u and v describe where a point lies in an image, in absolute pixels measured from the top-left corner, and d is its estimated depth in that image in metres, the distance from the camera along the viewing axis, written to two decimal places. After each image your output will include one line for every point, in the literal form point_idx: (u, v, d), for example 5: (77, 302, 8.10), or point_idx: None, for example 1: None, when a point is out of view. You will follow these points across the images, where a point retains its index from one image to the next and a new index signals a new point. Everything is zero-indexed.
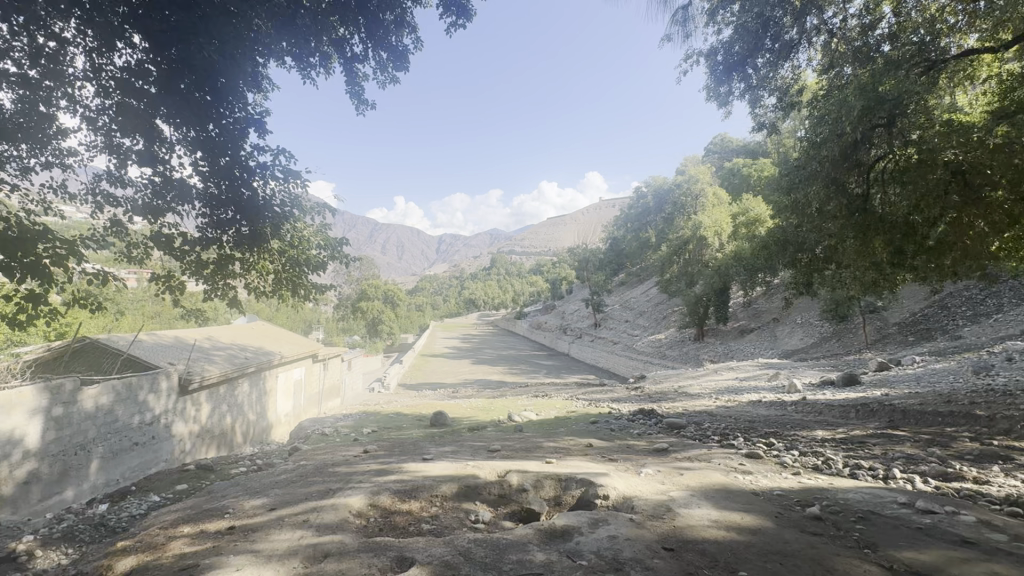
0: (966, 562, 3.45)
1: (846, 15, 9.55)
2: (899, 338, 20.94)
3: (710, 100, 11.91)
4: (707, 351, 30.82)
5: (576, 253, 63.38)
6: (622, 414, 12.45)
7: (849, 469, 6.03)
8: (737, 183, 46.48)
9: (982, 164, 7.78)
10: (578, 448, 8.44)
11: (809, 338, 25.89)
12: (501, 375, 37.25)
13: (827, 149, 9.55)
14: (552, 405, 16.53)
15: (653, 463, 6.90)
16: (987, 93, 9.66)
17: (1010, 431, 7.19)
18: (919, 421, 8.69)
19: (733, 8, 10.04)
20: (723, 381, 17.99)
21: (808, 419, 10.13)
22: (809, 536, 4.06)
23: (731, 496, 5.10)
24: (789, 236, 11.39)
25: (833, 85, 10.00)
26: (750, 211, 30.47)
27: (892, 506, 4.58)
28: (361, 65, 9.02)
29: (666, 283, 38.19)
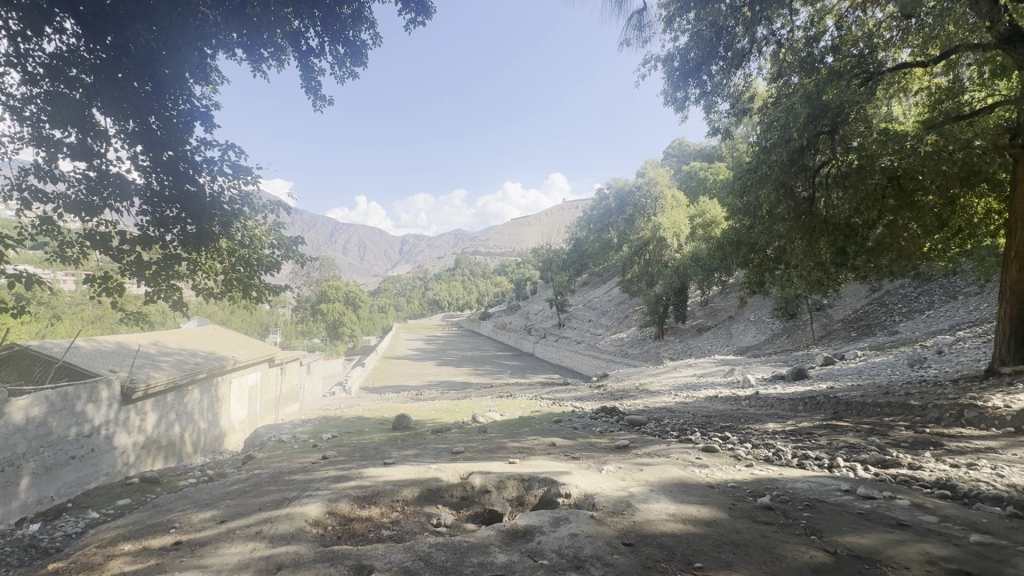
0: (901, 544, 3.67)
1: (793, 27, 10.01)
2: (843, 333, 22.18)
3: (667, 105, 12.22)
4: (667, 349, 31.70)
5: (540, 254, 63.90)
6: (585, 412, 12.62)
7: (797, 459, 6.32)
8: (694, 186, 48.00)
9: (914, 171, 8.96)
10: (541, 448, 8.49)
11: (762, 335, 27.07)
12: (467, 376, 37.01)
13: (776, 155, 9.87)
14: (516, 405, 16.57)
15: (614, 460, 7.03)
16: (918, 105, 10.42)
17: (941, 420, 7.72)
18: (860, 411, 9.23)
19: (689, 15, 10.34)
20: (681, 377, 18.54)
21: (760, 412, 10.58)
22: (760, 525, 4.22)
23: (687, 489, 5.25)
24: (742, 237, 11.83)
25: (783, 93, 10.43)
26: (706, 213, 31.55)
27: (836, 493, 4.83)
28: (317, 59, 8.75)
29: (627, 283, 38.97)
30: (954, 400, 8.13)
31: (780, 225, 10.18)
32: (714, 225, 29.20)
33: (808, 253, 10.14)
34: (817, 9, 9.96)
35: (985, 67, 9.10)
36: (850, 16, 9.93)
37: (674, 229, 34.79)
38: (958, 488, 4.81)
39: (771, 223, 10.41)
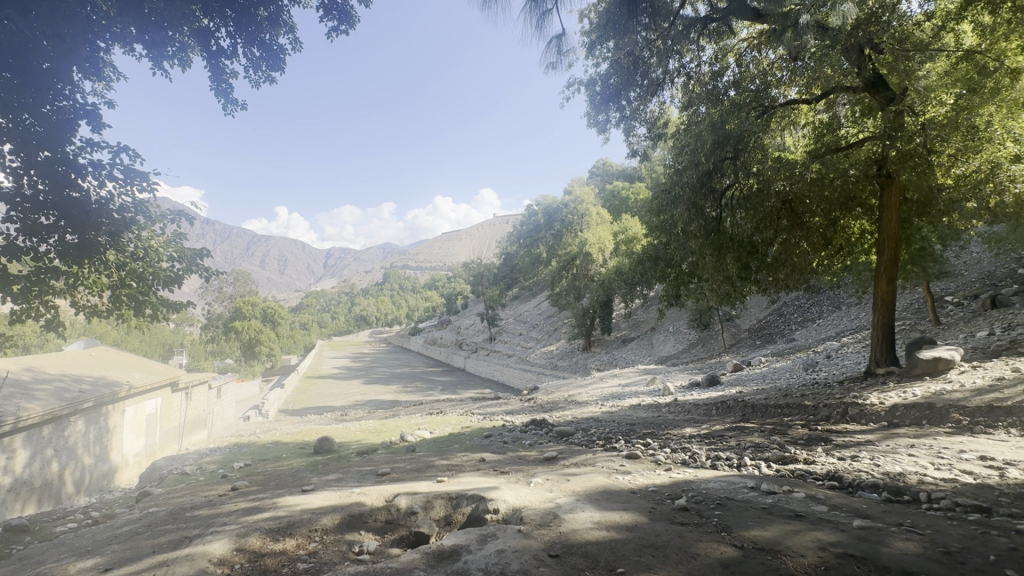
0: (798, 533, 4.01)
1: (700, 61, 10.95)
2: (749, 342, 24.18)
3: (590, 127, 12.85)
4: (594, 360, 32.79)
5: (471, 268, 64.04)
6: (516, 425, 12.68)
7: (711, 461, 6.75)
8: (617, 204, 50.53)
9: (804, 195, 10.26)
10: (471, 464, 8.38)
11: (680, 345, 28.84)
12: (396, 394, 35.81)
13: (687, 177, 10.64)
14: (447, 421, 16.28)
15: (543, 472, 7.10)
16: (805, 137, 11.72)
17: (831, 418, 8.61)
18: (764, 412, 10.07)
19: (608, 45, 11.00)
20: (608, 388, 19.19)
21: (679, 418, 11.18)
22: (678, 526, 4.43)
23: (611, 496, 5.40)
24: (659, 252, 12.55)
25: (692, 120, 11.23)
26: (628, 230, 33.33)
27: (743, 490, 5.20)
28: (228, 61, 8.24)
29: (556, 297, 40.02)
30: (841, 399, 9.10)
31: (692, 242, 10.92)
32: (635, 241, 30.85)
33: (717, 267, 10.99)
34: (720, 48, 10.99)
35: (856, 107, 10.50)
36: (747, 55, 11.07)
37: (600, 245, 36.33)
38: (843, 479, 5.37)
39: (685, 240, 11.11)
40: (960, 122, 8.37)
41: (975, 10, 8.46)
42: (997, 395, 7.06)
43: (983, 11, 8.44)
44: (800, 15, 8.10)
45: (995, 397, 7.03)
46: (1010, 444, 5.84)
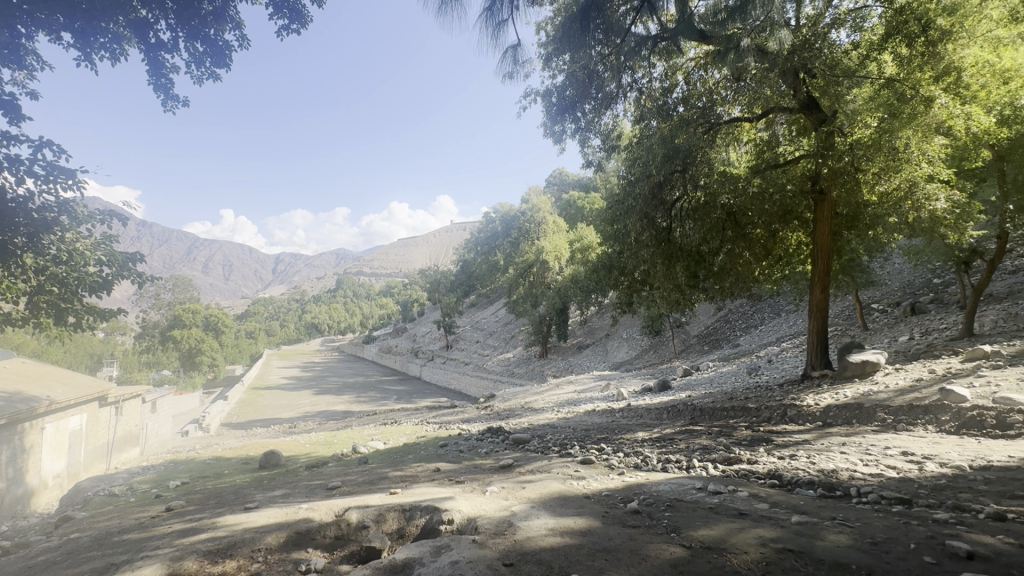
0: (742, 531, 4.18)
1: (651, 78, 11.37)
2: (698, 348, 25.17)
3: (547, 137, 13.06)
4: (550, 367, 33.10)
5: (428, 275, 63.28)
6: (472, 434, 12.57)
7: (661, 464, 6.94)
8: (573, 213, 51.48)
9: (746, 208, 10.92)
10: (425, 474, 8.23)
11: (633, 351, 29.62)
12: (349, 404, 34.72)
13: (639, 188, 10.96)
14: (401, 431, 15.92)
15: (498, 480, 7.06)
16: (747, 153, 12.39)
17: (772, 419, 9.07)
18: (711, 415, 10.47)
19: (564, 57, 11.28)
20: (564, 394, 19.41)
21: (632, 422, 11.45)
22: (630, 529, 4.51)
23: (565, 502, 5.44)
24: (613, 260, 12.85)
25: (643, 134, 11.63)
26: (584, 238, 34.03)
27: (691, 491, 5.37)
28: (168, 55, 7.81)
29: (513, 304, 40.23)
30: (781, 401, 9.61)
31: (644, 251, 11.25)
32: (590, 249, 31.50)
33: (668, 276, 11.37)
34: (670, 66, 11.48)
35: (792, 127, 11.30)
36: (695, 74, 11.60)
37: (556, 253, 36.84)
38: (783, 476, 5.66)
39: (637, 249, 11.42)
40: (883, 144, 8.99)
41: (894, 43, 9.51)
42: (917, 395, 7.67)
43: (902, 43, 9.47)
44: (741, 39, 8.61)
45: (915, 396, 7.64)
46: (927, 440, 6.36)
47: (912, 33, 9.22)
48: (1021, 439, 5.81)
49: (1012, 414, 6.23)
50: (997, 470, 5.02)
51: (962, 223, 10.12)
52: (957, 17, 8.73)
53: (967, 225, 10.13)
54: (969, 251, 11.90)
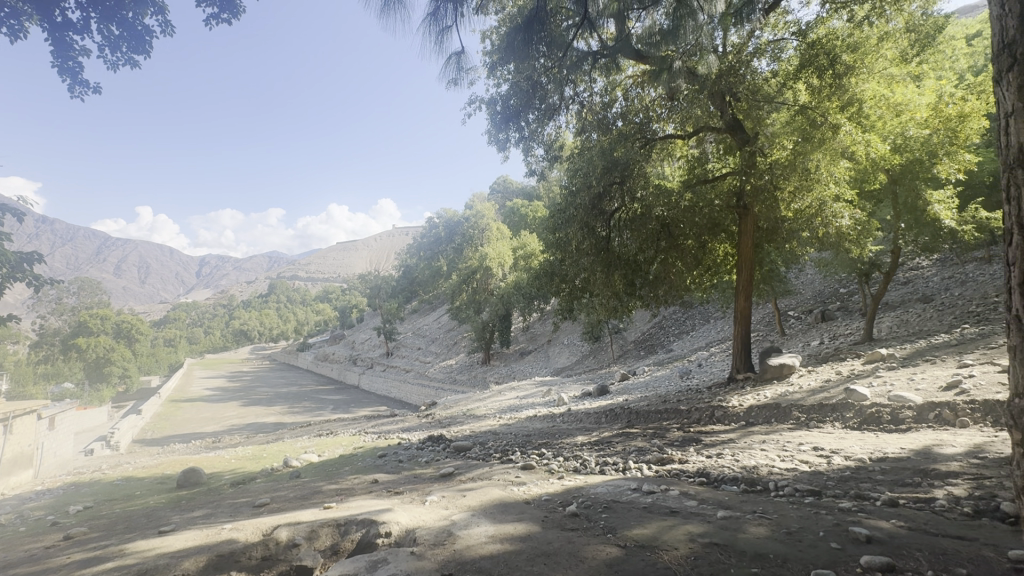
0: (673, 528, 4.38)
1: (592, 92, 11.76)
2: (634, 354, 26.15)
3: (491, 144, 13.14)
4: (493, 373, 33.14)
5: (367, 280, 61.38)
6: (412, 443, 12.31)
7: (599, 466, 7.14)
8: (517, 221, 52.07)
9: (679, 220, 11.61)
10: (362, 486, 7.94)
11: (573, 356, 30.30)
12: (280, 416, 32.88)
13: (580, 198, 11.28)
14: (337, 442, 15.28)
15: (438, 489, 6.96)
16: (680, 168, 13.07)
17: (701, 420, 9.59)
18: (646, 418, 10.91)
19: (509, 67, 11.48)
20: (506, 400, 19.46)
21: (572, 427, 11.68)
22: (568, 532, 4.59)
23: (506, 509, 5.45)
24: (555, 268, 13.10)
25: (585, 146, 11.97)
26: (527, 246, 34.49)
27: (627, 492, 5.56)
28: (77, 36, 7.13)
29: (456, 310, 39.97)
30: (709, 403, 10.19)
31: (584, 259, 11.59)
32: (533, 257, 31.90)
33: (606, 284, 11.74)
34: (609, 82, 11.92)
35: (719, 146, 12.01)
36: (632, 91, 12.09)
37: (499, 259, 37.05)
38: (710, 474, 5.99)
39: (578, 257, 11.72)
40: (796, 165, 10.06)
41: (807, 73, 10.41)
42: (826, 395, 8.40)
43: (813, 75, 10.39)
44: (674, 61, 9.13)
45: (824, 396, 8.37)
46: (834, 435, 6.98)
47: (821, 66, 10.14)
48: (911, 432, 6.52)
49: (903, 410, 6.98)
50: (891, 460, 5.61)
51: (861, 238, 11.36)
52: (859, 54, 9.98)
53: (866, 240, 11.38)
54: (869, 263, 13.28)
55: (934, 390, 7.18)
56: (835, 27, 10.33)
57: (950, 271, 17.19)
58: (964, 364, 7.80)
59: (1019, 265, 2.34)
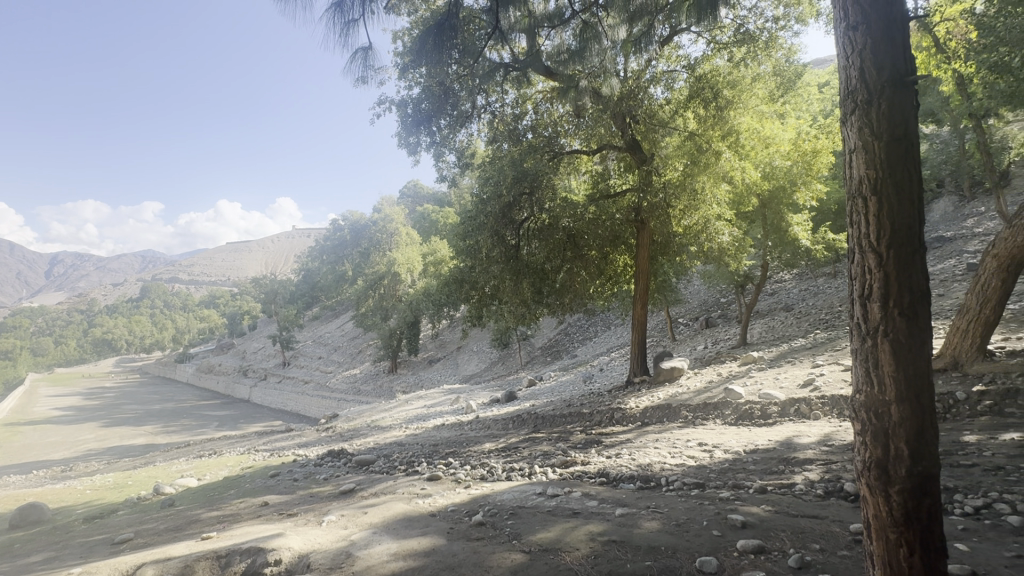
0: (575, 529, 4.52)
1: (503, 103, 11.95)
2: (541, 360, 26.85)
3: (401, 147, 12.77)
4: (400, 382, 32.13)
5: (262, 284, 56.52)
6: (309, 459, 11.46)
7: (506, 473, 7.18)
8: (427, 226, 51.31)
9: (583, 232, 12.16)
10: (250, 511, 7.21)
11: (482, 363, 30.44)
12: (152, 436, 28.95)
13: (491, 207, 11.37)
14: (220, 464, 13.74)
15: (337, 508, 6.53)
16: (585, 182, 13.71)
17: (602, 423, 10.07)
18: (552, 422, 11.22)
19: (420, 70, 11.28)
20: (412, 410, 18.93)
21: (480, 434, 11.65)
22: (473, 542, 4.54)
23: (410, 523, 5.26)
24: (464, 275, 13.04)
25: (496, 155, 12.09)
26: (437, 252, 34.06)
27: (532, 497, 5.65)
28: None
29: (361, 317, 38.22)
30: (609, 406, 10.73)
31: (494, 267, 11.68)
32: (443, 264, 31.51)
33: (515, 291, 11.96)
34: (520, 94, 12.20)
35: (620, 164, 12.77)
36: (542, 105, 12.44)
37: (408, 265, 36.18)
38: (609, 474, 6.30)
39: (488, 265, 11.77)
40: (686, 185, 11.13)
41: (695, 103, 11.52)
42: (708, 395, 9.25)
43: (699, 105, 11.53)
44: (580, 80, 9.56)
45: (708, 396, 9.20)
46: (716, 431, 7.70)
47: (706, 98, 11.31)
48: (776, 425, 7.40)
49: (770, 405, 7.90)
50: (761, 451, 6.31)
51: (738, 253, 12.74)
52: (736, 91, 11.28)
53: (742, 255, 12.78)
54: (744, 275, 14.95)
55: (794, 388, 8.24)
56: (717, 65, 11.58)
57: (805, 284, 19.93)
58: (816, 364, 9.05)
59: (858, 279, 2.72)
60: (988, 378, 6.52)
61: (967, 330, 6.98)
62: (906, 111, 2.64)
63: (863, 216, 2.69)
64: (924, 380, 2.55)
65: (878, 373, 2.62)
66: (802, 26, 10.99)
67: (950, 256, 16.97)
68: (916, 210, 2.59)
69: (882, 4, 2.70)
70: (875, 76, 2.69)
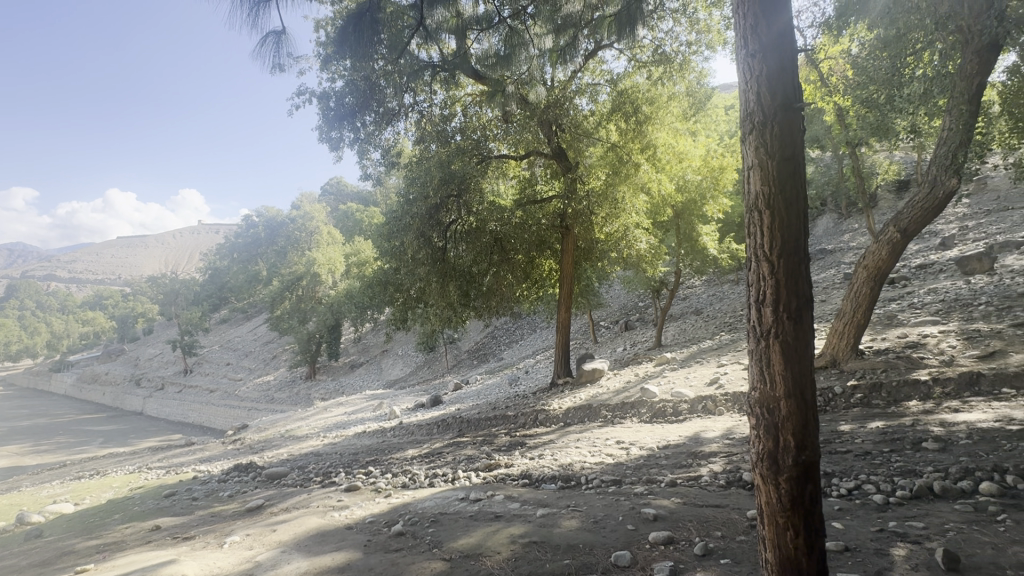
0: (496, 533, 4.51)
1: (432, 103, 11.76)
2: (467, 363, 26.73)
3: (322, 141, 12.13)
4: (318, 389, 30.51)
5: (160, 284, 51.19)
6: (212, 475, 10.50)
7: (428, 479, 7.03)
8: (351, 226, 49.31)
9: (510, 236, 12.27)
10: (137, 537, 6.45)
11: (407, 367, 29.74)
12: (16, 458, 25.07)
13: (416, 208, 11.14)
14: (104, 485, 12.19)
15: (241, 527, 6.02)
16: (512, 187, 13.86)
17: (526, 425, 10.20)
18: (477, 426, 11.19)
19: (345, 63, 10.78)
20: (332, 417, 18.04)
21: (403, 441, 11.34)
22: (392, 554, 4.38)
23: (323, 538, 4.97)
24: (389, 277, 12.67)
25: (423, 155, 11.87)
26: (360, 253, 32.82)
27: (454, 502, 5.58)
28: None
29: (276, 320, 35.84)
30: (534, 408, 10.90)
31: (420, 269, 11.45)
32: (367, 265, 30.39)
33: (441, 294, 11.82)
34: (449, 95, 12.09)
35: (546, 170, 13.05)
36: (471, 108, 12.40)
37: (329, 266, 34.55)
38: (532, 475, 6.38)
39: (413, 267, 11.52)
40: (607, 195, 11.63)
41: (617, 117, 12.11)
42: (626, 395, 9.70)
43: (621, 119, 12.13)
44: (508, 85, 9.65)
45: (625, 396, 9.65)
46: (632, 429, 8.08)
47: (627, 112, 11.94)
48: (685, 421, 7.92)
49: (680, 403, 8.43)
50: (672, 447, 6.71)
51: (654, 260, 13.47)
52: (654, 108, 12.00)
53: (658, 262, 13.60)
54: (659, 281, 15.91)
55: (701, 386, 8.85)
56: (637, 82, 12.24)
57: (712, 290, 21.61)
58: (721, 364, 9.81)
59: (754, 286, 2.97)
60: (860, 374, 7.40)
61: (843, 332, 7.91)
62: (794, 135, 2.92)
63: (759, 229, 2.94)
64: (807, 378, 2.83)
65: (770, 372, 2.87)
66: (711, 52, 11.90)
67: (831, 266, 19.20)
68: (802, 225, 2.87)
69: (777, 37, 2.97)
70: (770, 102, 2.95)
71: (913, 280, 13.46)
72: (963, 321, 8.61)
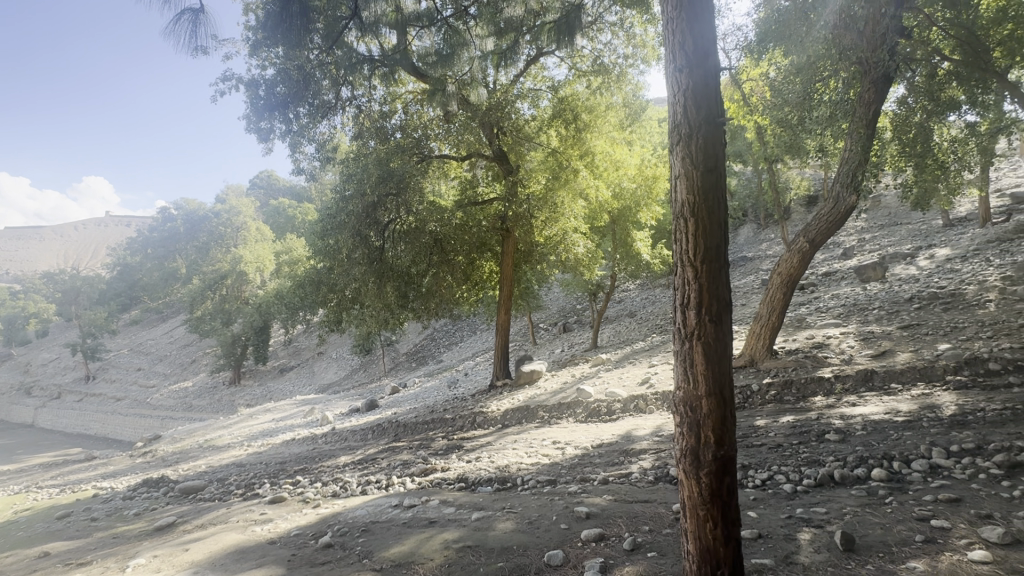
0: (430, 539, 4.41)
1: (371, 98, 11.41)
2: (406, 366, 26.14)
3: (251, 131, 11.38)
4: (243, 395, 28.62)
5: (57, 281, 45.91)
6: (115, 492, 9.51)
7: (361, 487, 6.77)
8: (282, 222, 46.86)
9: (450, 237, 12.15)
10: (20, 566, 5.69)
11: (342, 371, 28.60)
12: None
13: (353, 205, 10.77)
14: None
15: (148, 548, 5.49)
16: (453, 187, 13.75)
17: (464, 428, 10.11)
18: (414, 430, 10.95)
19: (276, 50, 10.18)
20: (257, 425, 16.98)
21: (335, 447, 10.88)
22: (318, 567, 4.17)
23: (243, 555, 4.64)
24: (323, 277, 12.14)
25: (361, 152, 11.48)
26: (292, 251, 31.22)
27: (387, 510, 5.41)
28: None
29: (196, 322, 33.23)
30: (472, 410, 10.84)
31: (356, 269, 11.05)
32: (300, 264, 28.94)
33: (378, 295, 11.47)
34: (388, 92, 11.79)
35: (487, 172, 13.04)
36: (412, 106, 12.15)
37: (257, 264, 32.57)
38: (468, 479, 6.32)
39: (349, 267, 11.10)
40: (548, 199, 11.78)
41: (558, 123, 12.39)
42: (563, 395, 9.89)
43: (561, 125, 12.44)
44: (449, 84, 9.55)
45: (562, 397, 9.83)
46: (568, 429, 8.24)
47: (567, 119, 12.31)
48: (619, 420, 8.19)
49: (614, 403, 8.71)
50: (605, 445, 6.91)
51: (591, 263, 13.87)
52: (591, 117, 12.43)
53: (595, 265, 14.03)
54: (596, 284, 16.41)
55: (634, 386, 9.20)
56: (577, 90, 12.56)
57: (645, 293, 22.57)
58: (652, 365, 10.25)
59: (680, 290, 3.12)
60: (774, 372, 8.02)
61: (760, 333, 8.53)
62: (716, 149, 3.10)
63: (685, 236, 3.09)
64: (726, 377, 3.00)
65: (693, 372, 3.02)
66: (646, 66, 12.45)
67: (751, 272, 20.65)
68: (723, 234, 3.05)
69: (701, 54, 3.15)
70: (695, 115, 3.12)
71: (819, 286, 14.79)
72: (859, 323, 9.58)
